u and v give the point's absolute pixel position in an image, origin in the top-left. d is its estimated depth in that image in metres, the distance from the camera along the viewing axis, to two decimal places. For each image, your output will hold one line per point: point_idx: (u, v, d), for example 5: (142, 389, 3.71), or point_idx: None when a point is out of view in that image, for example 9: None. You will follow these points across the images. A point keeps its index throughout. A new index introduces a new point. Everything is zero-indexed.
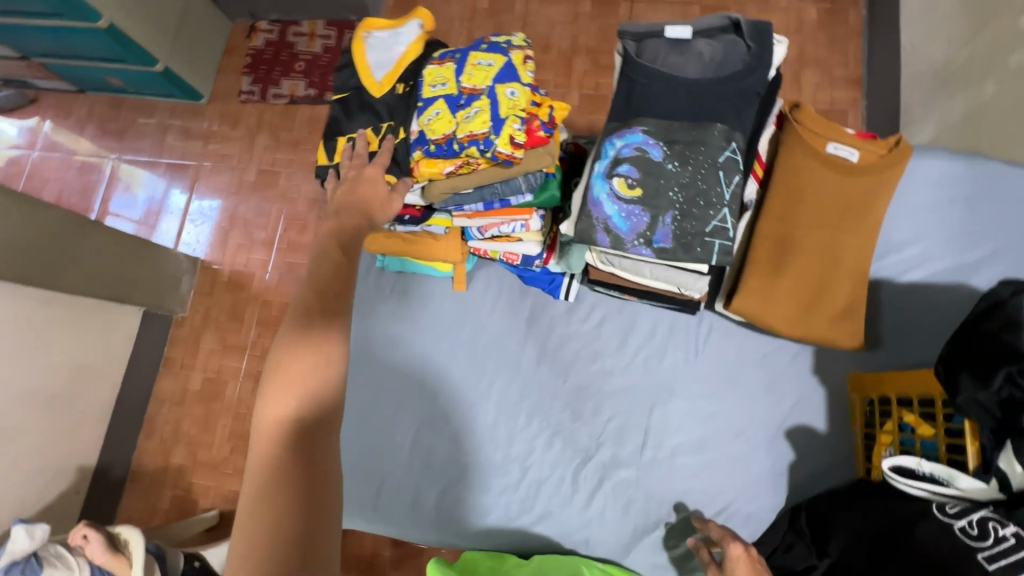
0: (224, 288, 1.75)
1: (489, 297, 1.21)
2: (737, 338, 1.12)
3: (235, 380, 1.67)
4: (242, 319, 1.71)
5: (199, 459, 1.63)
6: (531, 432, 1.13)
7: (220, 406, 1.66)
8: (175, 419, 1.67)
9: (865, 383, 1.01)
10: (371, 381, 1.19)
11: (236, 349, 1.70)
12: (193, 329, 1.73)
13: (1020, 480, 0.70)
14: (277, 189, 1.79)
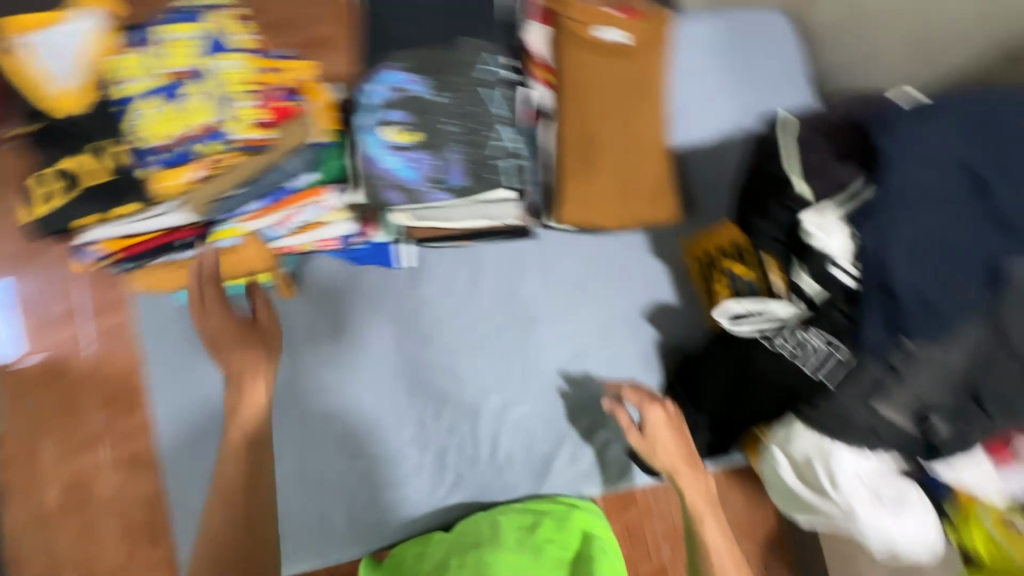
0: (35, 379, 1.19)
1: (327, 290, 1.11)
2: (577, 245, 1.13)
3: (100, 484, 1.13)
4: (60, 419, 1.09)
5: None
6: (416, 409, 1.08)
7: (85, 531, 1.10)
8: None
9: (693, 248, 1.09)
10: (223, 430, 1.04)
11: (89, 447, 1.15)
12: None
13: (819, 295, 0.77)
14: None
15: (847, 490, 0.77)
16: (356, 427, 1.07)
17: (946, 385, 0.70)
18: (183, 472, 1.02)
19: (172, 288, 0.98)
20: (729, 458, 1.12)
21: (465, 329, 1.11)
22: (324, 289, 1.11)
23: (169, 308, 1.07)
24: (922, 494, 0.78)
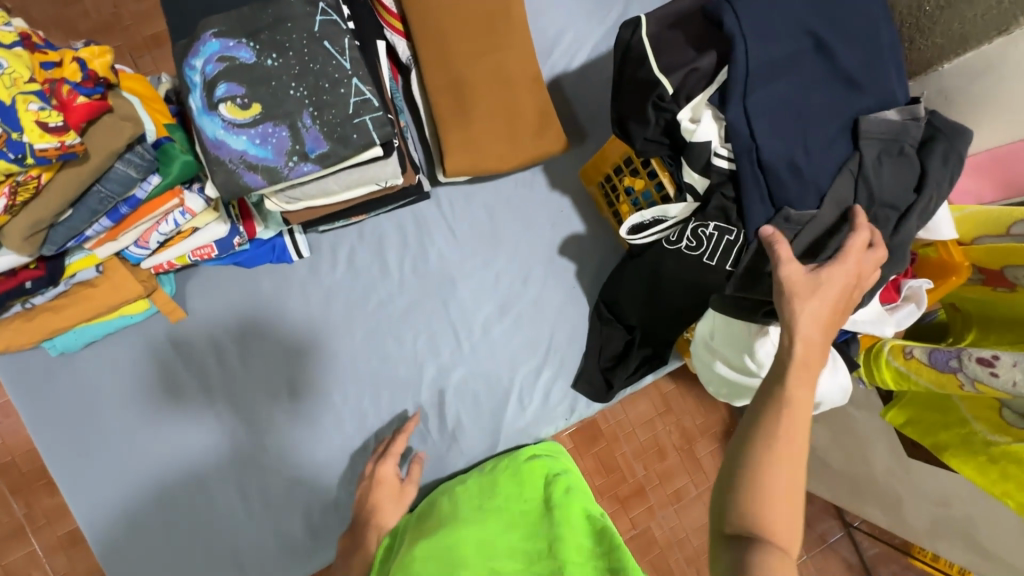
0: None
1: (221, 303, 1.01)
2: (478, 195, 1.10)
3: None
4: None
5: None
6: (351, 402, 1.03)
7: None
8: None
9: (592, 172, 1.07)
10: (147, 476, 0.97)
11: None
12: None
13: (702, 184, 0.78)
14: None
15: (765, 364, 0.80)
16: (292, 436, 1.01)
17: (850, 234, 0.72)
18: (114, 528, 0.95)
19: (38, 337, 0.87)
20: (669, 366, 1.15)
21: (382, 309, 1.06)
22: (216, 303, 1.01)
23: (46, 362, 0.95)
24: (835, 353, 0.81)
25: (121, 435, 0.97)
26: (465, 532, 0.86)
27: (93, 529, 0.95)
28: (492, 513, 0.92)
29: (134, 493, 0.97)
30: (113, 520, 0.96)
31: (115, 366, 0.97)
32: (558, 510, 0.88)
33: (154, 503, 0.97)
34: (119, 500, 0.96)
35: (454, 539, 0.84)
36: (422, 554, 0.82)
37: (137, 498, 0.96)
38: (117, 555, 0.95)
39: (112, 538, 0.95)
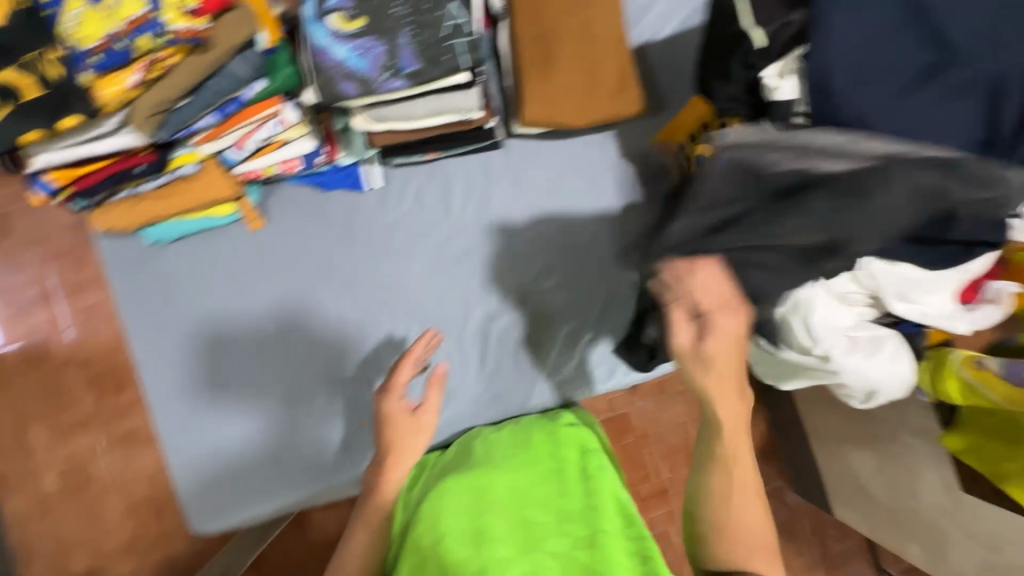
0: (18, 368, 1.63)
1: (295, 222, 1.08)
2: (547, 151, 1.12)
3: (94, 459, 1.60)
4: (61, 393, 1.61)
5: (101, 554, 1.60)
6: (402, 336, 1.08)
7: (89, 492, 1.60)
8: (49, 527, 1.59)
9: (665, 144, 1.08)
10: (207, 369, 1.05)
11: (74, 430, 1.61)
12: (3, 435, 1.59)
13: None
14: (12, 231, 1.64)
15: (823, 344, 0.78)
16: (346, 355, 1.06)
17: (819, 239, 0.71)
18: (177, 415, 1.03)
19: (140, 221, 0.97)
20: None
21: (442, 249, 1.10)
22: (291, 221, 1.08)
23: (138, 250, 1.05)
24: (898, 342, 0.78)
25: (188, 330, 1.05)
26: (501, 479, 0.91)
27: (158, 413, 1.03)
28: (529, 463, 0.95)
29: (197, 387, 1.04)
30: (175, 408, 1.04)
31: (196, 266, 1.05)
32: (592, 481, 0.91)
33: (212, 400, 1.04)
34: (180, 387, 1.04)
35: (490, 485, 0.90)
36: (459, 489, 0.89)
37: (194, 388, 1.04)
38: (175, 440, 1.03)
39: (173, 425, 1.03)
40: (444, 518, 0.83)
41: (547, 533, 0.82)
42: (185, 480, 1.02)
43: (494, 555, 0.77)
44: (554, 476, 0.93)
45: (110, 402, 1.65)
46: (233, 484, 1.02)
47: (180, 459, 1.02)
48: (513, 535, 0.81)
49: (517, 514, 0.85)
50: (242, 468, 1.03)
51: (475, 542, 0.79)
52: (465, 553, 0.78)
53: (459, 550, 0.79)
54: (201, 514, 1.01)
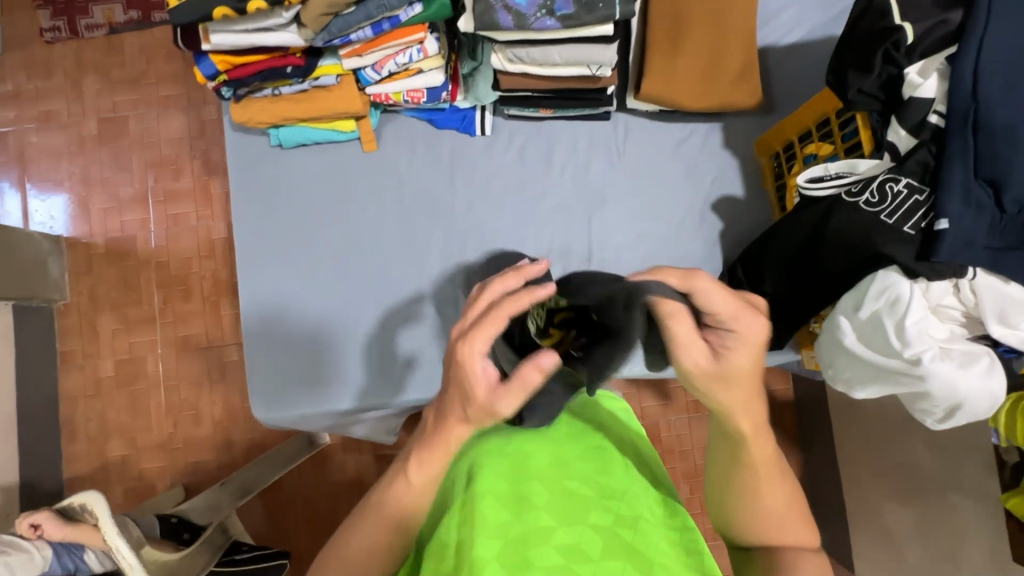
0: (106, 260, 2.01)
1: (403, 152, 1.14)
2: (652, 131, 1.15)
3: (152, 355, 1.97)
4: (140, 288, 2.00)
5: (140, 444, 1.93)
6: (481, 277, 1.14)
7: (143, 383, 1.96)
8: (95, 412, 1.94)
9: (769, 142, 1.10)
10: (298, 269, 1.13)
11: (140, 323, 1.99)
12: (85, 314, 1.99)
13: (906, 145, 0.78)
14: (129, 137, 2.04)
15: (914, 346, 0.77)
16: (427, 284, 1.13)
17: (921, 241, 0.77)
18: (263, 304, 1.12)
19: (272, 121, 1.04)
20: (782, 355, 1.13)
21: (535, 204, 1.15)
22: (400, 149, 1.14)
23: (262, 149, 1.13)
24: (993, 359, 0.78)
25: (287, 230, 1.13)
26: (543, 445, 0.74)
27: (248, 304, 1.12)
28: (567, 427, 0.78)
29: (288, 288, 1.12)
30: (264, 303, 1.12)
31: (310, 176, 1.13)
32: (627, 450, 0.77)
33: (298, 302, 1.12)
34: (271, 280, 1.12)
35: (535, 452, 0.73)
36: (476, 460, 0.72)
37: (283, 283, 1.12)
38: (259, 332, 1.11)
39: (259, 318, 1.12)
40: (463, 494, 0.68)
41: (587, 506, 0.68)
42: (257, 364, 1.11)
43: (538, 525, 0.65)
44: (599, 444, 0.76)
45: (176, 307, 2.00)
46: (302, 383, 1.10)
47: (260, 351, 1.11)
48: (558, 509, 0.67)
49: (558, 483, 0.70)
50: (313, 370, 1.11)
51: (517, 510, 0.66)
52: (506, 519, 0.65)
53: (499, 514, 0.66)
54: (269, 404, 1.10)
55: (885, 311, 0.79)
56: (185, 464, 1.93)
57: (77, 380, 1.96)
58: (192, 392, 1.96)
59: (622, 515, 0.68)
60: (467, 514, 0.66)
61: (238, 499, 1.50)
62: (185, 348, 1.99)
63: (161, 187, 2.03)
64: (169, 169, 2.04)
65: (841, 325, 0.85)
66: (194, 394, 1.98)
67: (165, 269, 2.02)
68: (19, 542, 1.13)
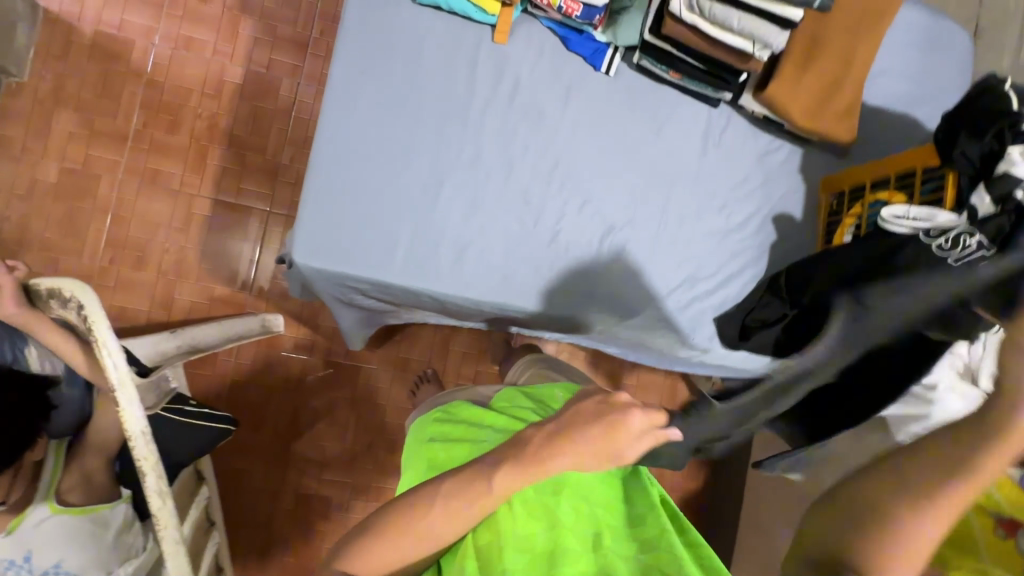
0: (87, 55, 1.81)
1: (529, 56, 1.14)
2: (747, 134, 1.24)
3: (109, 176, 1.82)
4: (119, 101, 1.83)
5: (63, 264, 1.77)
6: (561, 201, 1.15)
7: (86, 204, 1.80)
8: (19, 214, 1.76)
9: (838, 182, 1.23)
10: (385, 126, 1.07)
11: (106, 138, 1.83)
12: (42, 106, 1.78)
13: (985, 210, 0.90)
14: None
15: None
16: (510, 189, 1.13)
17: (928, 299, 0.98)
18: (337, 145, 1.04)
19: None
20: None
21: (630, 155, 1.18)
22: (528, 52, 1.13)
23: None
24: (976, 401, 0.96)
25: (388, 81, 1.07)
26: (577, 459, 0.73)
27: (325, 140, 1.04)
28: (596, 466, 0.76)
29: (372, 142, 1.06)
30: (342, 147, 1.05)
31: (431, 41, 1.09)
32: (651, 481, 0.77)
33: (378, 160, 1.07)
34: (355, 126, 1.06)
35: (573, 491, 0.69)
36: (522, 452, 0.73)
37: (365, 134, 1.06)
38: (328, 172, 1.04)
39: (333, 159, 1.04)
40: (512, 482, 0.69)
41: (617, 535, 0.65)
42: (310, 205, 1.03)
43: (568, 548, 0.62)
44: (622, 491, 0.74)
45: (155, 137, 1.85)
46: (356, 239, 1.04)
47: (321, 192, 1.04)
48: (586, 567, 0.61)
49: (587, 533, 0.65)
50: (371, 232, 1.05)
51: (545, 561, 0.61)
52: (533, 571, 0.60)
53: (527, 564, 0.61)
54: (315, 248, 1.02)
55: None
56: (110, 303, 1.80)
57: (10, 171, 1.76)
58: (142, 233, 1.83)
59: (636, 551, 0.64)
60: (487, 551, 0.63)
61: (187, 352, 1.45)
62: (152, 182, 1.84)
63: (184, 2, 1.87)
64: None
65: None
66: (146, 233, 1.83)
67: (158, 92, 1.85)
68: None
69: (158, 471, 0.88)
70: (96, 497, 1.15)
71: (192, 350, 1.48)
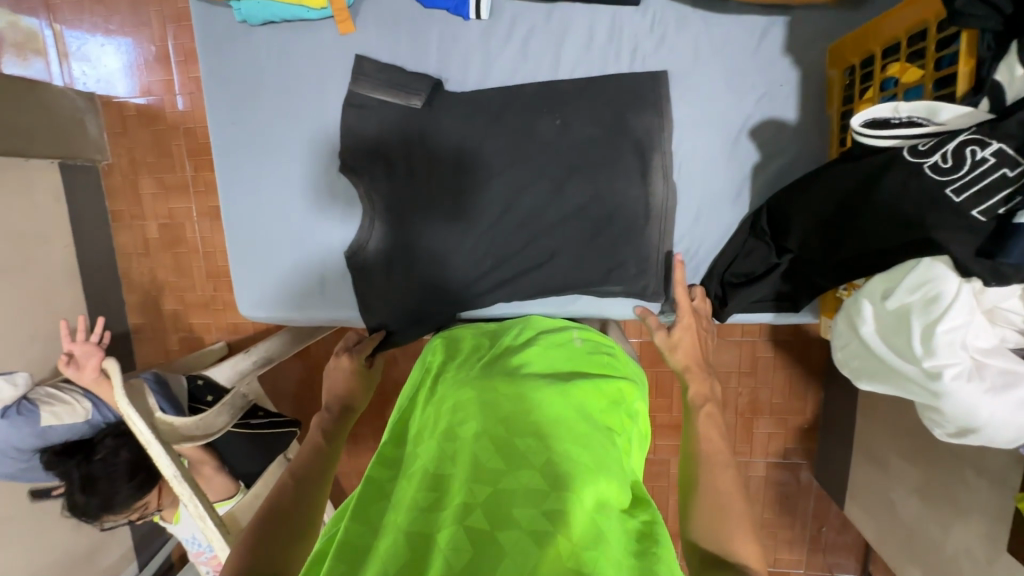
0: (137, 123, 1.84)
1: (374, 95, 0.97)
2: (693, 24, 0.90)
3: (190, 220, 1.89)
4: (172, 155, 1.85)
5: (188, 300, 1.94)
6: (447, 219, 0.98)
7: (185, 249, 1.91)
8: (148, 270, 1.94)
9: (845, 50, 0.83)
10: (273, 167, 1.05)
11: (177, 190, 1.88)
12: (125, 174, 1.88)
13: (1017, 91, 0.59)
14: None
15: (937, 357, 0.62)
16: (391, 212, 1.00)
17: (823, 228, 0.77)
18: (240, 202, 1.07)
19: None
20: (797, 318, 0.99)
21: (525, 166, 0.95)
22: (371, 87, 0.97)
23: (232, 26, 1.01)
24: None
25: (264, 118, 1.03)
26: (553, 405, 0.78)
27: (231, 213, 1.08)
28: (571, 395, 0.82)
29: (271, 211, 1.07)
30: (247, 218, 1.08)
31: (288, 71, 1.01)
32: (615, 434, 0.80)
33: (279, 210, 1.07)
34: (248, 178, 1.06)
35: (540, 408, 0.77)
36: (499, 399, 0.78)
37: (258, 182, 1.06)
38: (242, 241, 1.09)
39: (243, 220, 1.08)
40: (479, 417, 0.75)
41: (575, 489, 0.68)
42: (239, 265, 1.10)
43: (531, 488, 0.66)
44: (601, 428, 0.79)
45: (209, 177, 1.86)
46: (285, 288, 1.10)
47: (243, 254, 1.09)
48: (549, 475, 0.68)
49: (554, 444, 0.72)
50: (296, 279, 1.09)
51: (512, 462, 0.69)
52: (497, 469, 0.68)
53: (493, 462, 0.69)
54: (252, 305, 1.11)
55: (916, 309, 0.64)
56: (227, 323, 1.95)
57: (129, 238, 1.92)
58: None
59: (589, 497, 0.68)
60: (445, 446, 0.72)
61: (259, 367, 1.63)
62: (218, 218, 1.87)
63: (180, 45, 1.77)
64: (188, 27, 1.76)
65: (861, 309, 0.72)
66: None
67: (196, 137, 1.82)
68: (62, 393, 1.32)
69: (195, 500, 1.15)
70: (224, 492, 1.57)
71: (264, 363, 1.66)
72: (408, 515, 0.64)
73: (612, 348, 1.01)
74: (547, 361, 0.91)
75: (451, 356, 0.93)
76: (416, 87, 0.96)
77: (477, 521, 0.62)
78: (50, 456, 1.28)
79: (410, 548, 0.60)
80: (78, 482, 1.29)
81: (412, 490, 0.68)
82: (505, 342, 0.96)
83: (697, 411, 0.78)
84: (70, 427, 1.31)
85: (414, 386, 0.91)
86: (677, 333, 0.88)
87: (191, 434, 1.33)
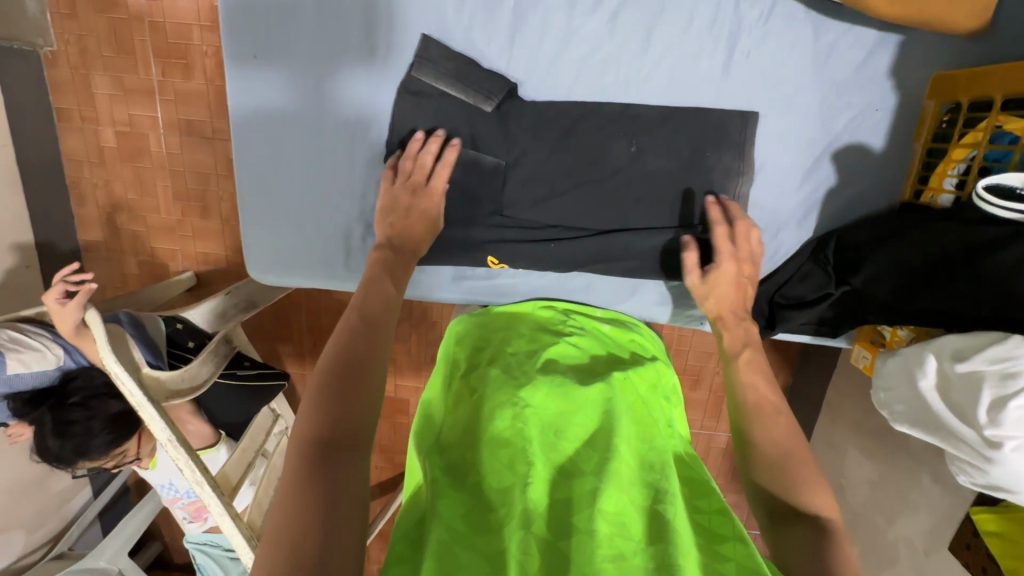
0: (90, 5, 1.46)
1: (437, 86, 0.87)
2: (801, 27, 0.82)
3: (155, 131, 1.55)
4: (133, 53, 1.49)
5: (151, 223, 1.62)
6: (499, 236, 0.93)
7: (148, 164, 1.58)
8: (102, 181, 1.59)
9: (955, 85, 0.78)
10: (298, 113, 0.92)
11: (139, 93, 1.52)
12: (74, 68, 1.51)
13: None
14: None
15: (1002, 429, 0.64)
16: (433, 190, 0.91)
17: (901, 277, 0.77)
18: (256, 151, 0.94)
19: None
20: (830, 342, 1.01)
21: (592, 164, 0.89)
22: (426, 38, 0.86)
23: None
24: None
25: (294, 53, 0.89)
26: (591, 400, 0.74)
27: (241, 158, 0.95)
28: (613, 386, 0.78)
29: (298, 184, 0.95)
30: (273, 188, 0.96)
31: (335, 30, 0.88)
32: (654, 422, 0.76)
33: (300, 163, 0.94)
34: (268, 122, 0.93)
35: (577, 406, 0.73)
36: (542, 397, 0.73)
37: (278, 129, 0.93)
38: (252, 192, 0.97)
39: (253, 167, 0.95)
40: (524, 413, 0.70)
41: (628, 483, 0.64)
42: (249, 220, 0.98)
43: (587, 489, 0.61)
44: (643, 418, 0.75)
45: (180, 84, 1.51)
46: (295, 251, 0.99)
47: (253, 206, 0.97)
48: (603, 473, 0.63)
49: (600, 442, 0.68)
50: (308, 240, 0.98)
51: (564, 468, 0.65)
52: (551, 475, 0.63)
53: (546, 466, 0.64)
54: (262, 263, 1.00)
55: (990, 379, 0.66)
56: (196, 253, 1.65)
57: (79, 143, 1.57)
58: (199, 182, 1.58)
59: (643, 488, 0.65)
60: (500, 446, 0.66)
61: (243, 311, 1.52)
62: (187, 134, 1.55)
63: None
64: None
65: (925, 363, 0.74)
66: (202, 184, 1.59)
67: (162, 34, 1.47)
68: (28, 337, 1.17)
69: (192, 465, 1.09)
70: (203, 442, 1.51)
71: (247, 307, 1.55)
72: (463, 523, 0.59)
73: (635, 325, 0.98)
74: (582, 353, 0.86)
75: (480, 349, 0.87)
76: (489, 87, 0.86)
77: (542, 530, 0.58)
78: (19, 403, 1.19)
79: (481, 563, 0.55)
80: (51, 427, 1.19)
81: (462, 493, 0.62)
82: (536, 329, 0.90)
83: (737, 356, 0.74)
84: (38, 373, 1.19)
85: (444, 373, 0.84)
86: (712, 280, 0.81)
87: (177, 388, 1.22)
